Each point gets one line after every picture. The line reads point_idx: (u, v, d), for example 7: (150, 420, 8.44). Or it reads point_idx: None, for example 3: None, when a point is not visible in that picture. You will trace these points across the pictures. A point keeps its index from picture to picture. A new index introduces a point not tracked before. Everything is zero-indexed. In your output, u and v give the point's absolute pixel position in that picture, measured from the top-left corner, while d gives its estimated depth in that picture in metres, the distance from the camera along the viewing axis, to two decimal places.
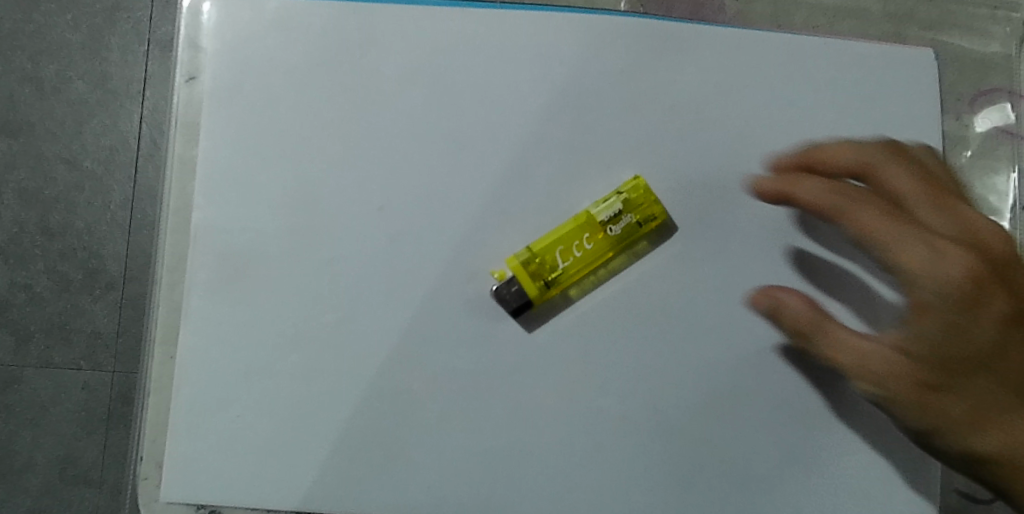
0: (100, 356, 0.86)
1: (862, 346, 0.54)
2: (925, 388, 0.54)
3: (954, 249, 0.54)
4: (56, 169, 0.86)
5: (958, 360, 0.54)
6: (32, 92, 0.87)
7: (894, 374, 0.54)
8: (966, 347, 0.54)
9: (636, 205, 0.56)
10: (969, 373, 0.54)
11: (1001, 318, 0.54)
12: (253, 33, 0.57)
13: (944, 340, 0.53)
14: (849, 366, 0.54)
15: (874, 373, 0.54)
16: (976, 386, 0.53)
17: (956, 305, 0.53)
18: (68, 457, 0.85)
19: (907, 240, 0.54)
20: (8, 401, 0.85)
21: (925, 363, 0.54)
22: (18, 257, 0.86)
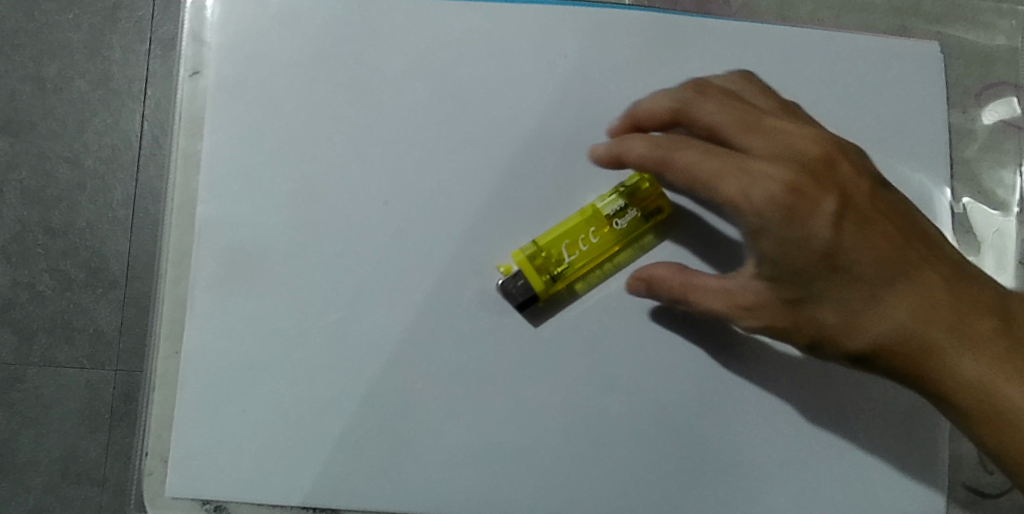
0: (103, 354, 0.73)
1: (712, 286, 0.53)
2: (809, 312, 0.51)
3: (738, 176, 0.50)
4: (59, 168, 0.73)
5: (840, 279, 0.50)
6: (32, 91, 0.73)
7: (760, 303, 0.52)
8: (840, 264, 0.50)
9: (641, 199, 0.55)
10: (865, 291, 0.50)
11: (848, 236, 0.50)
12: (256, 26, 0.57)
13: (789, 260, 0.50)
14: (713, 309, 0.53)
15: (751, 311, 0.52)
16: (865, 306, 0.50)
17: (782, 222, 0.50)
18: (72, 454, 0.72)
19: (710, 175, 0.50)
20: (9, 399, 0.72)
21: (794, 282, 0.50)
22: (18, 253, 0.72)
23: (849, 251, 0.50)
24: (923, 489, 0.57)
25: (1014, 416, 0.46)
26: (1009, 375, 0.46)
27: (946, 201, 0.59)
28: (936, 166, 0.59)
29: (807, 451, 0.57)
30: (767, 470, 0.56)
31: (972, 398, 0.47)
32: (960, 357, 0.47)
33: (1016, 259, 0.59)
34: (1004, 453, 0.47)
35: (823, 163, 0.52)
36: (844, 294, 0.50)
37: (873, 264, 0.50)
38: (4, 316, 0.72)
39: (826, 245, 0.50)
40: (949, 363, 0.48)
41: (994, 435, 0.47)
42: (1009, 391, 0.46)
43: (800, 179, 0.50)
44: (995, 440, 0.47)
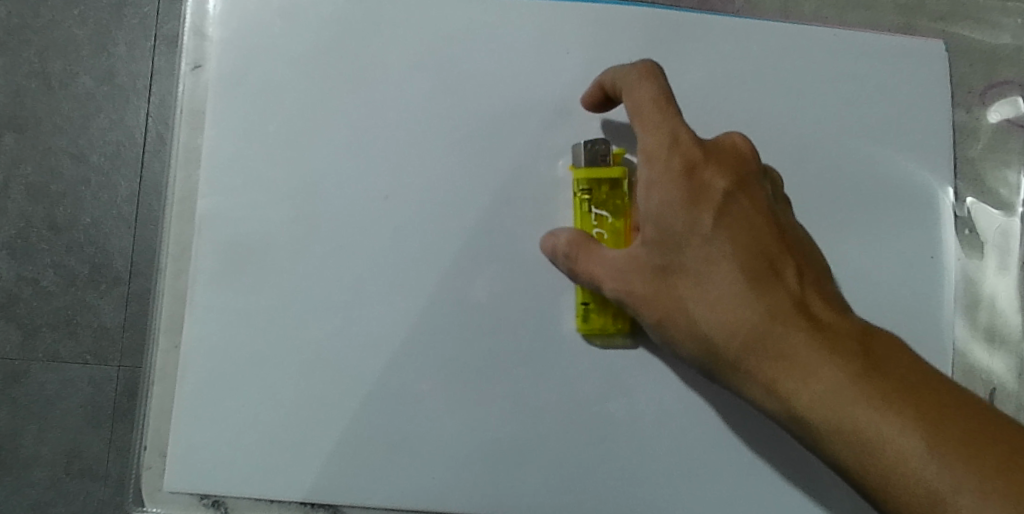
0: (106, 349, 0.66)
1: (601, 249, 0.51)
2: (676, 295, 0.49)
3: (663, 128, 0.49)
4: (64, 164, 0.66)
5: (710, 260, 0.48)
6: (38, 87, 0.67)
7: (632, 274, 0.50)
8: (713, 246, 0.48)
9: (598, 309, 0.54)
10: (739, 280, 0.48)
11: (732, 224, 0.49)
12: (257, 19, 0.57)
13: (667, 228, 0.49)
14: (593, 272, 0.51)
15: (629, 282, 0.50)
16: (731, 296, 0.48)
17: (679, 180, 0.49)
18: (75, 448, 0.65)
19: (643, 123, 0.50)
20: (12, 395, 0.65)
21: (667, 253, 0.49)
22: (20, 248, 0.66)
23: (724, 236, 0.49)
24: None
25: (860, 425, 0.43)
26: (864, 391, 0.44)
27: (950, 202, 0.58)
28: (940, 166, 0.58)
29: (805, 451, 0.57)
30: (763, 470, 0.56)
31: (823, 404, 0.44)
32: (821, 359, 0.45)
33: (1018, 260, 0.59)
34: (853, 467, 0.44)
35: (736, 156, 0.51)
36: (715, 277, 0.48)
37: (749, 254, 0.48)
38: (9, 311, 0.65)
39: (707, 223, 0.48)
40: (806, 367, 0.45)
41: (850, 442, 0.43)
42: (860, 402, 0.44)
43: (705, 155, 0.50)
44: (850, 448, 0.43)
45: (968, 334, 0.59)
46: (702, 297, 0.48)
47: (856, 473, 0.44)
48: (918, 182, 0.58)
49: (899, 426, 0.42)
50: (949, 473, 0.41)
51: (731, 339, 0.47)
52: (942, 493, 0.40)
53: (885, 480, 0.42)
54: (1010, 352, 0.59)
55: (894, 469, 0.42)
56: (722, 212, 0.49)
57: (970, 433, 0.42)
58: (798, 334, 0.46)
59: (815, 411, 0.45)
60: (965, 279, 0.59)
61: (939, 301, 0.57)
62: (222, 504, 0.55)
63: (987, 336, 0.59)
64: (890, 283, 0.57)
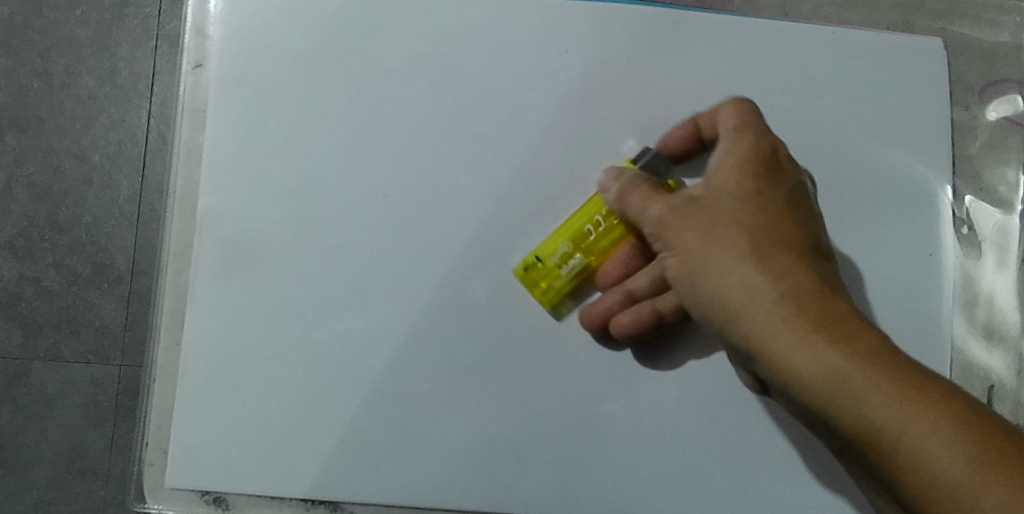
0: (107, 348, 0.66)
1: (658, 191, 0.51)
2: (717, 240, 0.47)
3: (753, 124, 0.51)
4: (66, 164, 0.67)
5: (773, 223, 0.48)
6: (40, 88, 0.67)
7: (672, 217, 0.49)
8: (770, 215, 0.48)
9: (540, 276, 0.55)
10: (793, 246, 0.47)
11: (793, 211, 0.49)
12: (258, 18, 0.57)
13: (721, 190, 0.49)
14: (649, 204, 0.50)
15: (683, 214, 0.49)
16: (786, 250, 0.46)
17: (759, 156, 0.50)
18: (77, 448, 0.65)
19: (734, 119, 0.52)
20: (13, 394, 0.65)
21: (727, 205, 0.48)
22: (22, 248, 0.66)
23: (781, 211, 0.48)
24: None
25: (893, 380, 0.41)
26: (903, 362, 0.42)
27: (949, 200, 0.58)
28: (938, 164, 0.59)
29: (804, 447, 0.57)
30: (763, 467, 0.56)
31: (859, 354, 0.42)
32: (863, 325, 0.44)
33: (1017, 257, 0.60)
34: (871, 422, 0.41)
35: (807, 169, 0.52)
36: (762, 235, 0.47)
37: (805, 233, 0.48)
38: (10, 310, 0.66)
39: (776, 198, 0.49)
40: (851, 325, 0.43)
41: (883, 401, 0.41)
42: (897, 367, 0.42)
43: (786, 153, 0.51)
44: (880, 407, 0.41)
45: (968, 331, 0.59)
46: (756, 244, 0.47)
47: (875, 436, 0.41)
48: (917, 179, 0.58)
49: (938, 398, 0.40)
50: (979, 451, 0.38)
51: (770, 287, 0.45)
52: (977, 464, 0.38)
53: (913, 445, 0.39)
54: (1009, 349, 0.59)
55: (925, 434, 0.39)
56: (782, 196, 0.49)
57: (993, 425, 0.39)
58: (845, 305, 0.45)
59: (848, 362, 0.42)
60: (964, 277, 0.59)
61: (939, 298, 0.57)
62: (224, 501, 0.55)
63: (987, 334, 0.59)
64: (889, 280, 0.57)
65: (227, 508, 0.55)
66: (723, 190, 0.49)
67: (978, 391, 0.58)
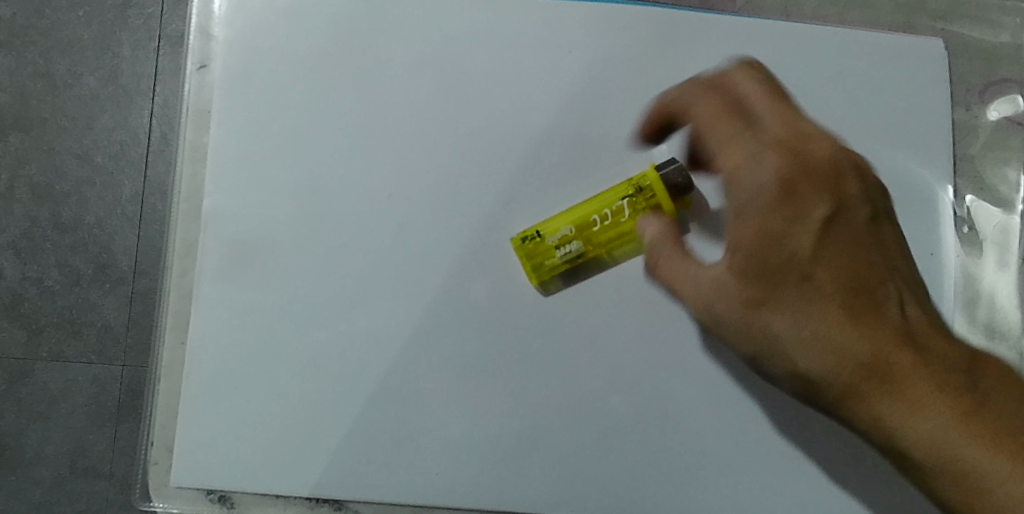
0: (110, 348, 0.66)
1: (691, 268, 0.51)
2: (774, 327, 0.49)
3: (752, 143, 0.52)
4: (69, 164, 0.67)
5: (808, 287, 0.49)
6: (43, 88, 0.67)
7: (727, 303, 0.50)
8: (812, 280, 0.49)
9: (536, 251, 0.55)
10: (838, 309, 0.49)
11: (828, 255, 0.50)
12: (263, 19, 0.57)
13: (764, 260, 0.50)
14: (684, 288, 0.51)
15: (717, 298, 0.50)
16: (822, 318, 0.48)
17: (773, 207, 0.50)
18: (80, 447, 0.65)
19: (737, 151, 0.52)
20: (17, 395, 0.65)
21: (761, 283, 0.49)
22: (25, 248, 0.66)
23: (821, 268, 0.49)
24: None
25: (944, 442, 0.45)
26: (952, 412, 0.46)
27: (949, 200, 0.59)
28: (939, 163, 0.59)
29: (806, 446, 0.57)
30: (764, 466, 0.57)
31: (918, 426, 0.46)
32: (928, 388, 0.46)
33: (1017, 257, 0.60)
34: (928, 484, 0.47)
35: (832, 176, 0.52)
36: (813, 307, 0.49)
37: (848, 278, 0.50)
38: (13, 310, 0.66)
39: (803, 254, 0.49)
40: (900, 390, 0.47)
41: (956, 482, 0.45)
42: (952, 429, 0.46)
43: (800, 182, 0.51)
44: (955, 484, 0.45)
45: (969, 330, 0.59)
46: (791, 328, 0.49)
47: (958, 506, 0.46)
48: (918, 179, 0.59)
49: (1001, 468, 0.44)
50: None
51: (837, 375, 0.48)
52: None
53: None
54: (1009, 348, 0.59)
55: (998, 505, 0.44)
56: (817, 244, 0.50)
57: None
58: (891, 360, 0.47)
59: (923, 448, 0.46)
60: (965, 276, 0.59)
61: (940, 297, 0.58)
62: (228, 500, 0.56)
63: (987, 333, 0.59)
64: None
65: (231, 507, 0.56)
66: (763, 262, 0.50)
67: None
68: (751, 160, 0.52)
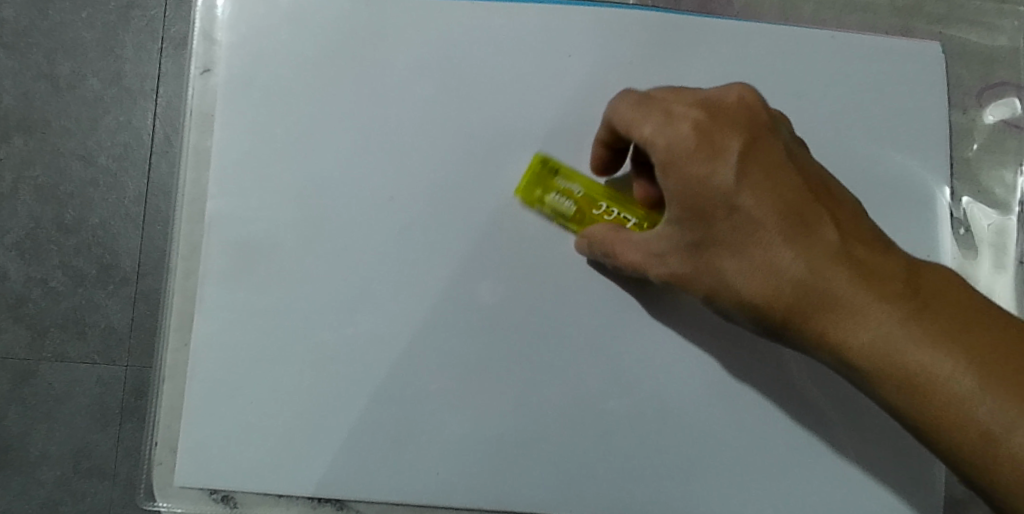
0: (114, 349, 0.67)
1: (635, 238, 0.52)
2: (712, 274, 0.49)
3: (647, 109, 0.50)
4: (73, 165, 0.67)
5: (743, 226, 0.48)
6: (47, 89, 0.68)
7: (669, 251, 0.50)
8: (743, 210, 0.48)
9: (540, 179, 0.57)
10: (768, 239, 0.48)
11: (753, 178, 0.48)
12: (266, 24, 0.58)
13: (692, 204, 0.48)
14: (631, 261, 0.52)
15: (661, 257, 0.50)
16: (760, 258, 0.48)
17: (694, 155, 0.47)
18: (85, 447, 0.66)
19: (635, 121, 0.50)
20: (21, 395, 0.66)
21: (698, 228, 0.48)
22: (30, 249, 0.67)
23: (749, 199, 0.48)
24: (919, 486, 0.58)
25: (912, 367, 0.45)
26: (914, 333, 0.45)
27: (946, 201, 0.59)
28: (935, 166, 0.59)
29: (804, 446, 0.57)
30: (761, 467, 0.57)
31: (880, 359, 0.46)
32: (870, 308, 0.46)
33: (1015, 258, 0.60)
34: (914, 420, 0.45)
35: (738, 111, 0.49)
36: (745, 244, 0.48)
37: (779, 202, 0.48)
38: (18, 311, 0.67)
39: (731, 188, 0.47)
40: (855, 321, 0.46)
41: (909, 401, 0.45)
42: (919, 350, 0.45)
43: (703, 120, 0.48)
44: (909, 408, 0.45)
45: None
46: (729, 273, 0.49)
47: (918, 426, 0.45)
48: (915, 181, 0.59)
49: (947, 373, 0.44)
50: (995, 419, 0.42)
51: (778, 312, 0.48)
52: (996, 434, 0.43)
53: (938, 440, 0.45)
54: None
55: (958, 415, 0.43)
56: (745, 171, 0.48)
57: (1005, 350, 0.44)
58: (838, 293, 0.47)
59: (876, 374, 0.46)
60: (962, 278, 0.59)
61: None
62: (232, 499, 0.56)
63: None
64: None
65: (235, 506, 0.56)
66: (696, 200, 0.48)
67: None
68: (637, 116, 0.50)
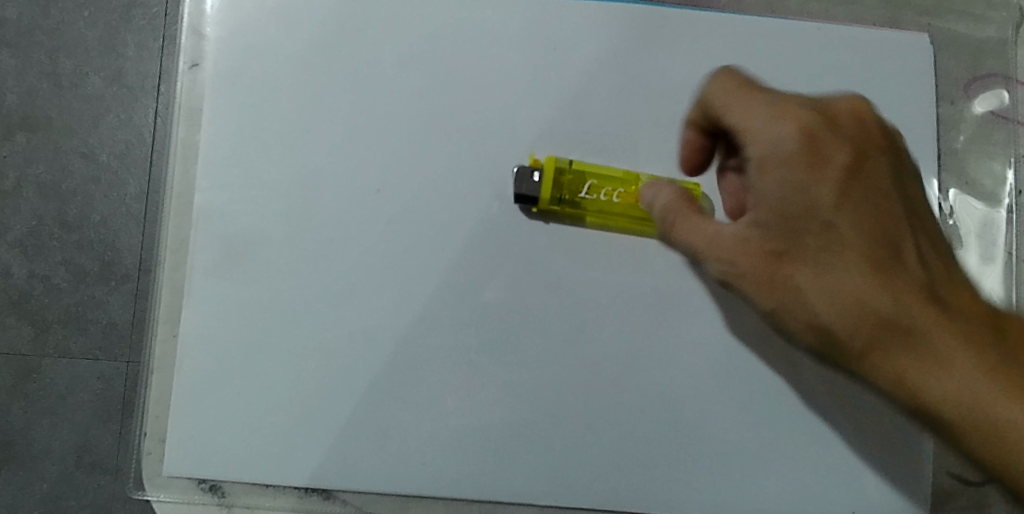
0: (116, 345, 0.67)
1: (703, 229, 0.49)
2: (799, 287, 0.47)
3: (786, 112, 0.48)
4: (74, 163, 0.68)
5: (826, 240, 0.47)
6: (49, 87, 0.68)
7: (744, 250, 0.48)
8: (831, 227, 0.47)
9: None
10: (856, 256, 0.46)
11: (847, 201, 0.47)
12: (254, 20, 0.58)
13: (790, 215, 0.47)
14: (692, 245, 0.50)
15: (726, 250, 0.48)
16: (846, 272, 0.46)
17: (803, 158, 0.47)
18: (86, 442, 0.66)
19: (755, 150, 0.48)
20: (24, 390, 0.67)
21: (784, 230, 0.47)
22: (32, 246, 0.68)
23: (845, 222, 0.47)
24: (907, 478, 0.58)
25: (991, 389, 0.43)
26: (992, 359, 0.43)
27: (934, 193, 0.59)
28: (923, 157, 0.59)
29: (789, 437, 0.57)
30: (748, 457, 0.57)
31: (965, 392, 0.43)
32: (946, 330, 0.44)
33: (1005, 250, 0.60)
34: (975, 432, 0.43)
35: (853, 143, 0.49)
36: (833, 259, 0.46)
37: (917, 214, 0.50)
38: (21, 307, 0.67)
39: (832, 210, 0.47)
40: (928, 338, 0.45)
41: (948, 395, 0.43)
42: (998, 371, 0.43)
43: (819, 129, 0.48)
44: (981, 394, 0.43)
45: None
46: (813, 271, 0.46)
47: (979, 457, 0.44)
48: None
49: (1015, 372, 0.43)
50: None
51: (868, 333, 0.45)
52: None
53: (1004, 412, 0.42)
54: None
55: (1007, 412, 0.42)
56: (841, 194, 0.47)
57: None
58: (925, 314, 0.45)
59: (978, 356, 0.44)
60: None
61: None
62: (219, 489, 0.57)
63: None
64: None
65: (223, 496, 0.57)
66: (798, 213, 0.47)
67: None
68: (798, 118, 0.48)
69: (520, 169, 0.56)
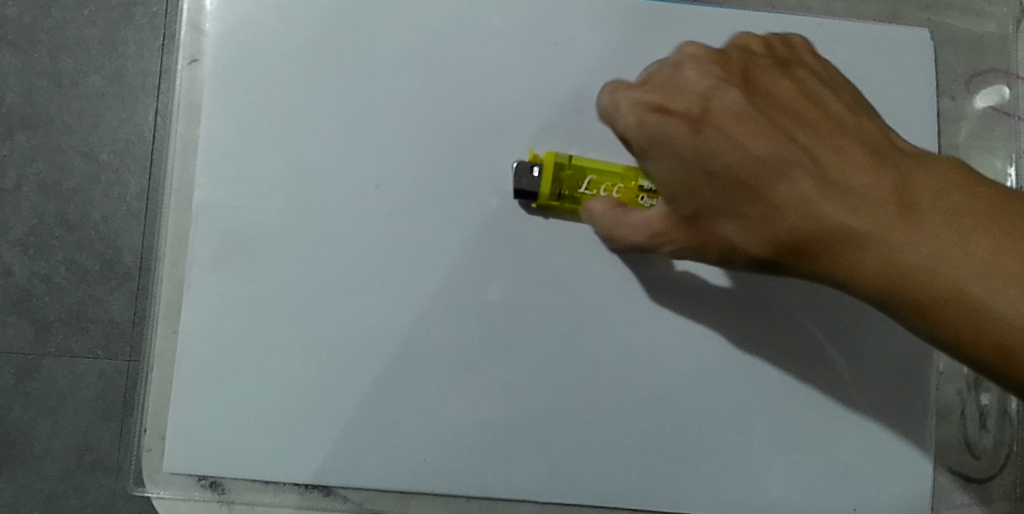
0: (116, 344, 0.67)
1: (633, 221, 0.50)
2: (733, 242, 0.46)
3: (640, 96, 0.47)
4: (75, 162, 0.68)
5: (725, 189, 0.44)
6: (49, 86, 0.68)
7: (670, 229, 0.48)
8: (720, 172, 0.44)
9: None
10: (756, 197, 0.44)
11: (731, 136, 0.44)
12: (253, 15, 0.58)
13: (688, 184, 0.45)
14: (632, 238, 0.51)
15: (658, 231, 0.49)
16: (761, 214, 0.44)
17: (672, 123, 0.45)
18: (86, 441, 0.66)
19: (633, 138, 0.47)
20: (25, 389, 0.67)
21: (684, 200, 0.46)
22: (34, 245, 0.68)
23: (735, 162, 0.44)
24: (906, 474, 0.58)
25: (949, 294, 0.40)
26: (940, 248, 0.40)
27: None
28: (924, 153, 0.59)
29: (790, 434, 0.57)
30: (749, 454, 0.57)
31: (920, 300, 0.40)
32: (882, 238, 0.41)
33: None
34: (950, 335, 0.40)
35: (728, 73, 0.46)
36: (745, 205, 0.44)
37: (810, 111, 0.45)
38: (21, 306, 0.67)
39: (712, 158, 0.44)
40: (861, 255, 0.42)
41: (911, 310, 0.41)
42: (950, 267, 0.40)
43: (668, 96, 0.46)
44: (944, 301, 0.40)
45: None
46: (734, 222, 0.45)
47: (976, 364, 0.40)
48: None
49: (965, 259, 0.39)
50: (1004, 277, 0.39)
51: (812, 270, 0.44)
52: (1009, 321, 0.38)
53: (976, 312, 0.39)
54: None
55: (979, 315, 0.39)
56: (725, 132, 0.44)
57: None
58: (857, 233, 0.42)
59: (917, 253, 0.40)
60: None
61: None
62: (220, 485, 0.57)
63: None
64: None
65: (223, 493, 0.57)
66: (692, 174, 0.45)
67: (963, 378, 0.61)
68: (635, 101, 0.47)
69: (521, 162, 0.56)
